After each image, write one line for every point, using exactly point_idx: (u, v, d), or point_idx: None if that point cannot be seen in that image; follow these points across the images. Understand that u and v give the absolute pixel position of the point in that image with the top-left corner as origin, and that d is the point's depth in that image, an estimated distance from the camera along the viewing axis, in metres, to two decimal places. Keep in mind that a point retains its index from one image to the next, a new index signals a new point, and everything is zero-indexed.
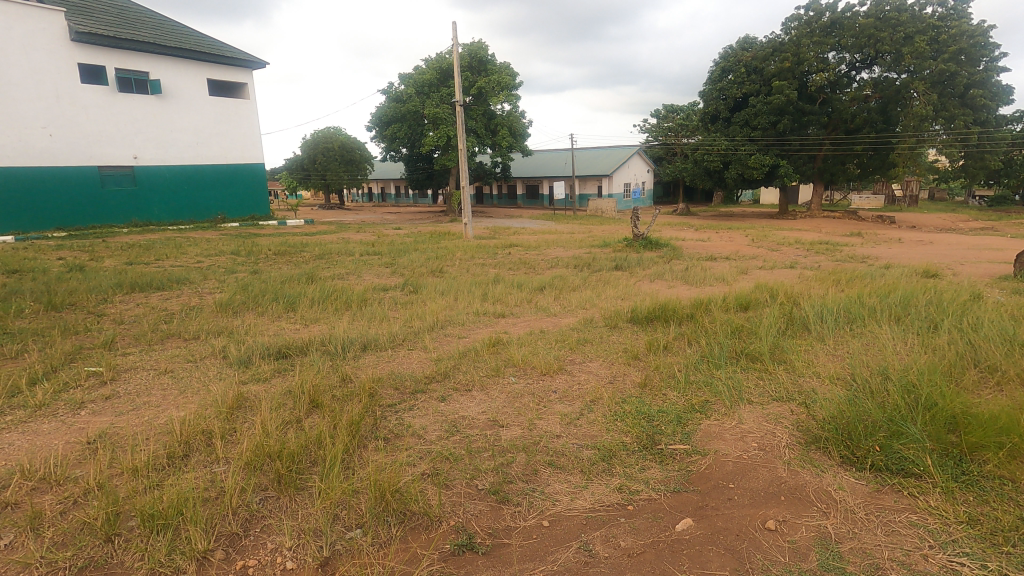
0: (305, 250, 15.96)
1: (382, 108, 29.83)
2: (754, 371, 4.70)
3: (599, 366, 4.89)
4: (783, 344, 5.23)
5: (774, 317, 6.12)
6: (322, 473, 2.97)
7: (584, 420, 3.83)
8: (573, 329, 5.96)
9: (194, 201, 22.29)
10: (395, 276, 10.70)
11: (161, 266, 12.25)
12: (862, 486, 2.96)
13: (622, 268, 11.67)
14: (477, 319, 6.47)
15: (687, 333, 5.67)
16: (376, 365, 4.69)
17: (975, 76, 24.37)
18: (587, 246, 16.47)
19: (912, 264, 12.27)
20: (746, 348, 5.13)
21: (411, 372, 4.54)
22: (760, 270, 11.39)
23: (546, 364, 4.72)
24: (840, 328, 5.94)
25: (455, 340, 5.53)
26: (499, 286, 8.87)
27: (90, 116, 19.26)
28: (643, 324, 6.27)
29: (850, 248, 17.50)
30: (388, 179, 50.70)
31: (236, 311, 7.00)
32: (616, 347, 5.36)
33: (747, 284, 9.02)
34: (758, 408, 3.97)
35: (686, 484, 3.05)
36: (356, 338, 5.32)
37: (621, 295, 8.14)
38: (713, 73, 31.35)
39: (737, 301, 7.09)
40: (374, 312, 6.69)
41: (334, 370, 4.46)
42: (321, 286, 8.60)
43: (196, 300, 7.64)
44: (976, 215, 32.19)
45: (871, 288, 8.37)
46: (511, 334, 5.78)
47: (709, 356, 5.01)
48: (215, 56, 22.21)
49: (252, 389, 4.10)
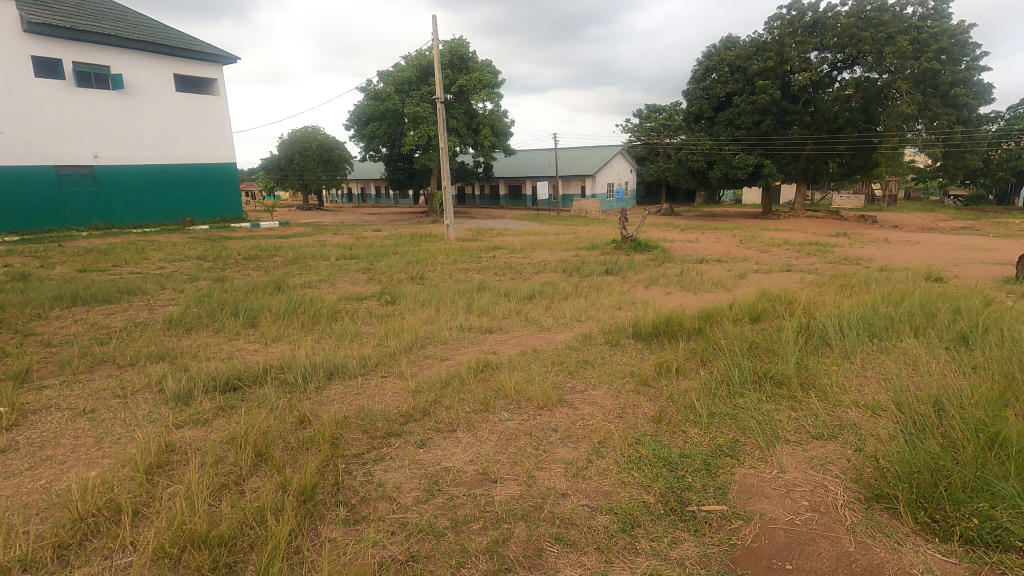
0: (278, 255, 15.09)
1: (360, 106, 28.92)
2: (782, 400, 4.08)
3: (603, 395, 4.20)
4: (810, 366, 4.62)
5: (791, 331, 5.51)
6: (257, 568, 2.23)
7: (595, 470, 3.16)
8: (569, 348, 5.28)
9: (160, 202, 21.18)
10: (371, 283, 9.95)
11: (116, 273, 11.31)
12: (953, 567, 2.33)
13: (613, 273, 11.06)
14: (461, 336, 5.76)
15: (699, 351, 5.04)
16: (347, 399, 3.96)
17: (958, 75, 24.29)
18: (573, 248, 15.89)
19: (910, 267, 11.85)
20: (769, 368, 4.50)
21: (386, 408, 3.82)
22: (758, 275, 10.92)
23: (543, 395, 4.02)
24: (863, 344, 5.37)
25: (437, 363, 4.81)
26: (485, 294, 8.18)
27: (45, 112, 18.11)
28: (647, 340, 5.58)
29: (839, 249, 17.18)
30: (368, 180, 49.70)
31: (186, 329, 6.15)
32: (621, 370, 4.69)
33: (748, 292, 8.48)
34: (799, 450, 3.35)
35: (734, 566, 2.39)
36: (321, 364, 4.57)
37: (618, 304, 7.54)
38: (696, 72, 31.01)
39: (745, 311, 6.46)
40: (345, 329, 5.94)
41: (292, 408, 3.72)
42: (287, 296, 7.83)
43: (143, 315, 6.77)
44: (954, 215, 32.39)
45: (881, 294, 7.88)
46: (500, 355, 5.07)
47: (729, 380, 4.37)
48: (182, 50, 21.06)
49: (184, 436, 3.34)
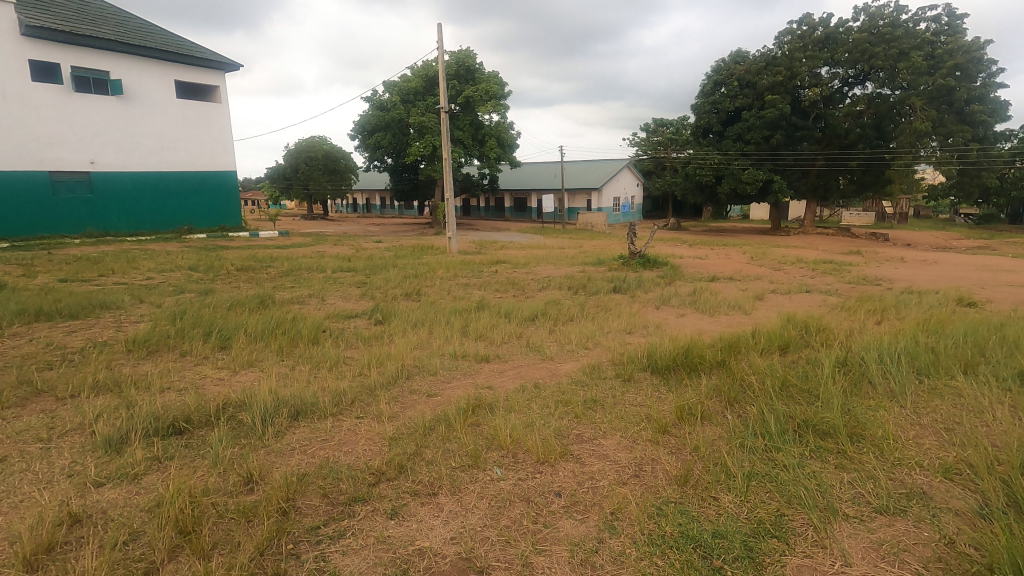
0: (272, 266, 14.57)
1: (365, 116, 28.59)
2: (830, 457, 3.41)
3: (615, 446, 3.54)
4: (857, 411, 3.94)
5: (828, 365, 4.81)
6: None
7: (607, 557, 2.49)
8: (576, 383, 4.63)
9: (158, 210, 20.79)
10: (364, 299, 9.39)
11: (99, 285, 10.77)
12: None
13: (621, 291, 10.46)
14: (453, 365, 5.12)
15: (724, 390, 4.37)
16: (310, 448, 3.32)
17: (974, 91, 23.56)
18: (579, 263, 15.34)
19: (936, 290, 11.17)
20: (810, 415, 3.84)
21: (356, 462, 3.16)
22: (776, 295, 10.29)
23: (544, 447, 3.37)
24: (912, 384, 4.68)
25: (422, 401, 4.16)
26: (483, 315, 7.55)
27: (41, 117, 17.72)
28: (664, 375, 4.90)
29: (855, 268, 16.54)
30: (373, 191, 49.51)
31: (149, 352, 5.53)
32: (635, 413, 4.03)
33: (770, 316, 7.83)
34: (864, 532, 2.68)
35: None
36: (288, 401, 3.93)
37: (628, 327, 6.91)
38: (705, 86, 30.48)
39: (771, 340, 5.77)
40: (325, 355, 5.32)
41: (240, 461, 3.09)
42: (269, 314, 7.22)
43: (108, 334, 6.17)
44: (968, 233, 31.66)
45: (916, 320, 7.21)
46: (495, 392, 4.41)
47: (763, 428, 3.72)
48: (184, 56, 20.76)
49: (100, 500, 2.70)
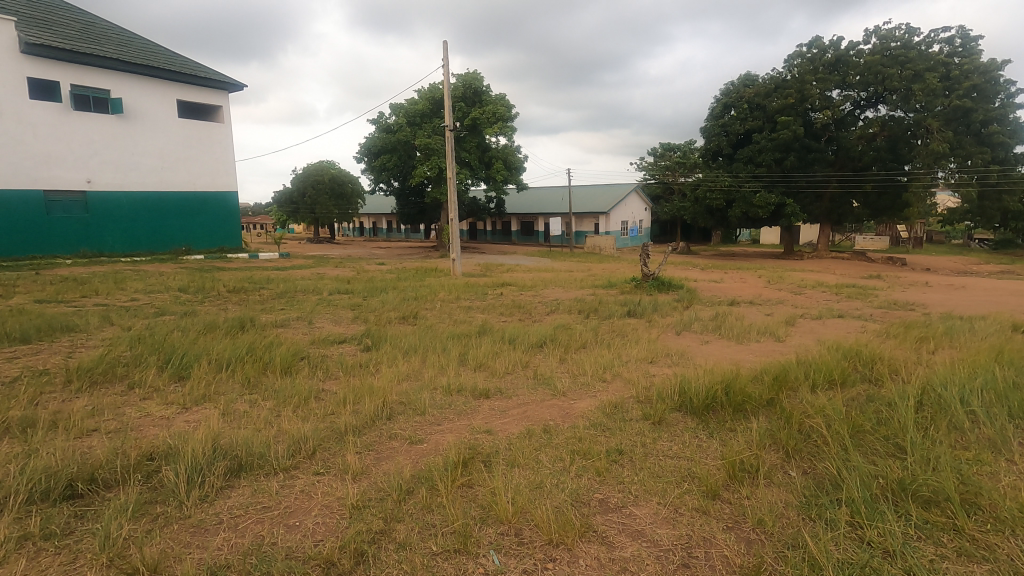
0: (266, 288, 13.86)
1: (370, 139, 28.22)
2: (945, 538, 2.52)
3: (654, 518, 2.66)
4: (964, 469, 3.03)
5: (906, 407, 3.87)
6: None
7: None
8: (594, 426, 3.76)
9: (155, 230, 20.28)
10: (356, 323, 8.60)
11: (75, 306, 10.03)
12: None
13: (635, 315, 9.63)
14: (446, 403, 4.26)
15: (781, 436, 3.50)
16: (243, 522, 2.46)
17: (992, 112, 22.75)
18: (589, 286, 14.55)
19: (979, 315, 10.21)
20: (903, 474, 2.94)
21: (298, 546, 2.29)
22: (806, 320, 9.39)
23: (561, 522, 2.49)
24: (1012, 430, 3.74)
25: (401, 451, 3.30)
26: (484, 341, 6.72)
27: (38, 134, 17.29)
28: (701, 417, 4.02)
29: (880, 292, 15.61)
30: (380, 215, 49.38)
31: (92, 384, 4.70)
32: (673, 469, 3.14)
33: (805, 344, 6.95)
34: None
35: None
36: (231, 451, 3.07)
37: (650, 356, 6.04)
38: (714, 109, 30.05)
39: (822, 373, 4.85)
40: (296, 388, 4.47)
41: (142, 542, 2.25)
42: (243, 339, 6.40)
43: (53, 362, 5.36)
44: (986, 258, 30.63)
45: (976, 349, 6.29)
46: (495, 439, 3.54)
47: (848, 493, 2.80)
48: (186, 76, 20.50)
49: None
